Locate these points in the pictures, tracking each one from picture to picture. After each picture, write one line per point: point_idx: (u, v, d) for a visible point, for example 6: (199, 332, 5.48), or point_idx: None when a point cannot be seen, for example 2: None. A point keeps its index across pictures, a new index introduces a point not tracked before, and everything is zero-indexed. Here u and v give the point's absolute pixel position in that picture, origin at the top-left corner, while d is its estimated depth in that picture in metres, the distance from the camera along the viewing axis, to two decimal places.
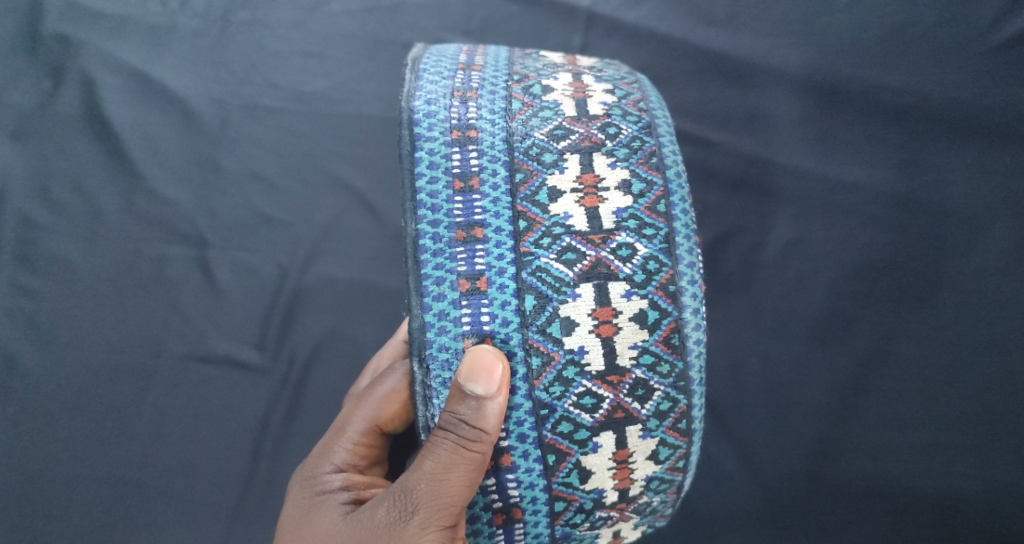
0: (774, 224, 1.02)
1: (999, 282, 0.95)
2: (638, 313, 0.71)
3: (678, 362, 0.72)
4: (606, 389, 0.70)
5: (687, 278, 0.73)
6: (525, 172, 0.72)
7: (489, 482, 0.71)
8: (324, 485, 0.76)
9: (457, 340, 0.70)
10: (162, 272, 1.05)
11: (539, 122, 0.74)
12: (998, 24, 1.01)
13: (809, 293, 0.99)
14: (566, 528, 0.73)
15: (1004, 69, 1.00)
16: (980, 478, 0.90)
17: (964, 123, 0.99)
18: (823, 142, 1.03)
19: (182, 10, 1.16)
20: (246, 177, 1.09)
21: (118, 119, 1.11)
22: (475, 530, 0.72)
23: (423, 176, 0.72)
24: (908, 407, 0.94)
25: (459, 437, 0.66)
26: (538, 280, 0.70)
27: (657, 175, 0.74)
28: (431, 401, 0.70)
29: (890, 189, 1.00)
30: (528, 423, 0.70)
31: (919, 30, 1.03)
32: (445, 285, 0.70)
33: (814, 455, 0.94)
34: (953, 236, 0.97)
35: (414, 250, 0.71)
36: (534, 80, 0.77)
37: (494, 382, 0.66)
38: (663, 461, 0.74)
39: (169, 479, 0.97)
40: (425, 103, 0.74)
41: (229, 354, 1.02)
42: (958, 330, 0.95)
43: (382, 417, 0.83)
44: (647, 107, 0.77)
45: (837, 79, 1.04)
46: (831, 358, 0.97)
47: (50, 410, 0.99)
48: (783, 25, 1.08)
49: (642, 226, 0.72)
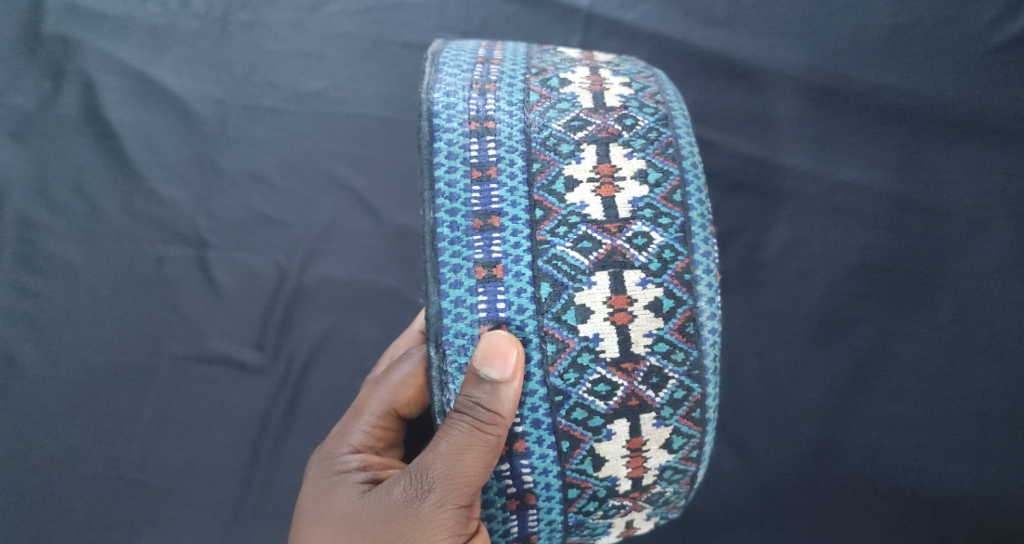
0: (771, 226, 1.04)
1: (996, 283, 0.97)
2: (653, 301, 0.72)
3: (693, 350, 0.73)
4: (621, 376, 0.71)
5: (701, 267, 0.74)
6: (541, 162, 0.73)
7: (503, 468, 0.71)
8: (341, 465, 0.76)
9: (473, 326, 0.70)
10: (162, 272, 1.05)
11: (556, 114, 0.75)
12: (985, 31, 1.04)
13: (808, 295, 1.01)
14: (580, 516, 0.74)
15: (991, 75, 1.03)
16: (976, 478, 0.92)
17: (955, 126, 1.02)
18: (820, 146, 1.05)
19: (183, 10, 1.16)
20: (246, 177, 1.09)
21: (117, 118, 1.11)
22: (489, 515, 0.73)
23: (441, 166, 0.73)
24: (905, 408, 0.95)
25: (474, 419, 0.67)
26: (553, 268, 0.71)
27: (672, 165, 0.75)
28: (446, 386, 0.71)
29: (885, 192, 1.02)
30: (542, 409, 0.70)
31: (908, 36, 1.06)
32: (462, 272, 0.71)
33: (813, 456, 0.95)
34: (947, 238, 0.99)
35: (432, 238, 0.72)
36: (551, 73, 0.78)
37: (508, 366, 0.67)
38: (676, 450, 0.74)
39: (166, 478, 0.96)
40: (444, 95, 0.76)
41: (229, 354, 1.01)
42: (956, 330, 0.96)
43: (399, 401, 0.83)
44: (663, 99, 0.79)
45: (832, 84, 1.06)
46: (830, 358, 0.98)
47: (46, 410, 0.98)
48: (778, 28, 1.10)
49: (657, 216, 0.73)
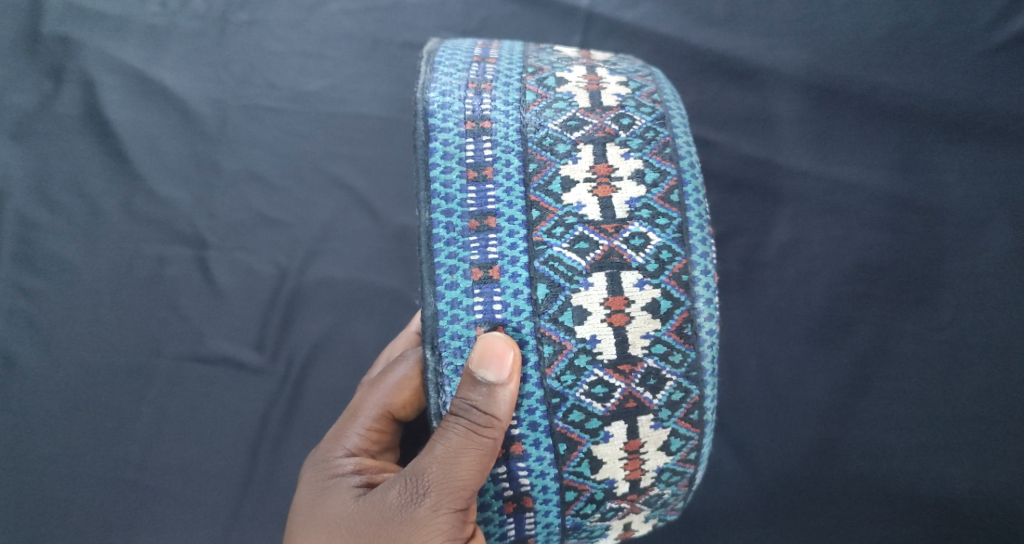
0: (773, 224, 1.03)
1: (998, 282, 0.96)
2: (651, 302, 0.71)
3: (691, 352, 0.73)
4: (618, 378, 0.71)
5: (699, 268, 0.74)
6: (538, 162, 0.73)
7: (500, 471, 0.71)
8: (336, 469, 0.76)
9: (470, 328, 0.70)
10: (161, 272, 1.04)
11: (553, 113, 0.74)
12: (989, 28, 1.03)
13: (810, 294, 1.00)
14: (577, 518, 0.74)
15: (995, 73, 1.01)
16: (977, 478, 0.91)
17: (958, 124, 1.01)
18: (821, 144, 1.05)
19: (182, 10, 1.16)
20: (245, 177, 1.09)
21: (116, 118, 1.10)
22: (485, 518, 0.72)
23: (437, 166, 0.73)
24: (906, 407, 0.95)
25: (470, 422, 0.67)
26: (550, 269, 0.70)
27: (670, 165, 0.75)
28: (442, 388, 0.70)
29: (887, 190, 1.01)
30: (539, 411, 0.70)
31: (912, 34, 1.05)
32: (457, 273, 0.70)
33: (812, 456, 0.95)
34: (949, 237, 0.98)
35: (428, 239, 0.72)
36: (548, 72, 0.77)
37: (504, 369, 0.67)
38: (674, 452, 0.74)
39: (167, 478, 0.96)
40: (440, 95, 0.75)
41: (228, 354, 1.01)
42: (957, 329, 0.96)
43: (394, 404, 0.82)
44: (661, 99, 0.78)
45: (834, 82, 1.06)
46: (831, 358, 0.97)
47: (47, 410, 0.98)
48: (780, 26, 1.09)
49: (655, 216, 0.73)
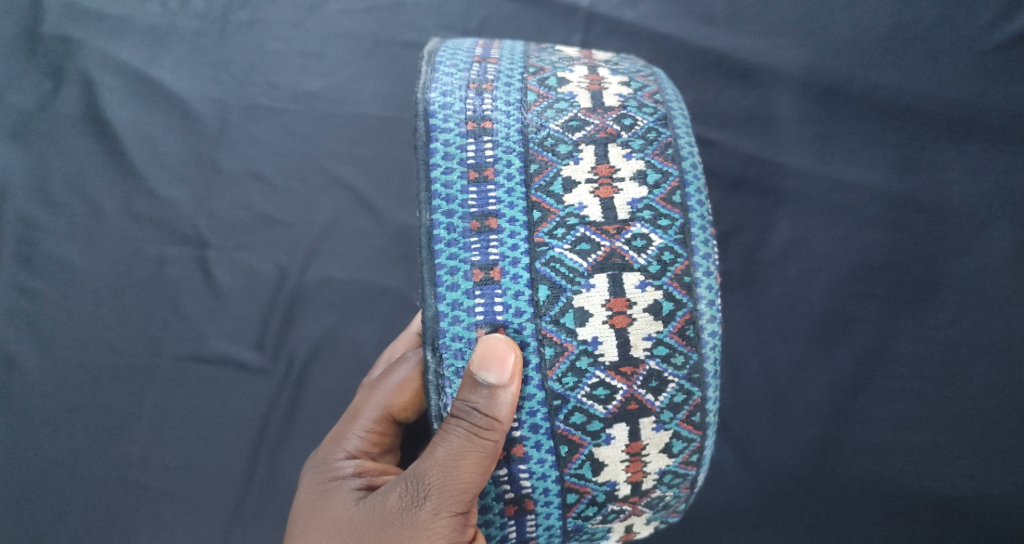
0: (775, 224, 1.03)
1: (1001, 282, 0.95)
2: (653, 304, 0.71)
3: (693, 354, 0.72)
4: (620, 380, 0.70)
5: (701, 269, 0.73)
6: (539, 163, 0.72)
7: (501, 473, 0.70)
8: (337, 471, 0.76)
9: (471, 329, 0.69)
10: (162, 272, 1.04)
11: (554, 114, 0.74)
12: (992, 27, 1.02)
13: (812, 295, 0.99)
14: (578, 520, 0.73)
15: (998, 72, 1.01)
16: (977, 477, 0.91)
17: (961, 123, 1.01)
18: (824, 143, 1.04)
19: (182, 10, 1.15)
20: (245, 177, 1.08)
21: (116, 118, 1.10)
22: (487, 521, 0.72)
23: (437, 166, 0.72)
24: (907, 407, 0.94)
25: (471, 425, 0.66)
26: (552, 270, 0.70)
27: (672, 166, 0.74)
28: (443, 390, 0.70)
29: (890, 190, 1.00)
30: (540, 413, 0.69)
31: (914, 33, 1.05)
32: (458, 274, 0.70)
33: (814, 456, 0.94)
34: (951, 236, 0.98)
35: (428, 240, 0.71)
36: (549, 72, 0.77)
37: (506, 371, 0.66)
38: (676, 454, 0.74)
39: (167, 478, 0.96)
40: (440, 95, 0.75)
41: (229, 354, 1.01)
42: (959, 328, 0.95)
43: (394, 406, 0.82)
44: (662, 99, 0.78)
45: (837, 81, 1.05)
46: (833, 359, 0.97)
47: (47, 410, 0.98)
48: (781, 26, 1.09)
49: (657, 217, 0.72)
